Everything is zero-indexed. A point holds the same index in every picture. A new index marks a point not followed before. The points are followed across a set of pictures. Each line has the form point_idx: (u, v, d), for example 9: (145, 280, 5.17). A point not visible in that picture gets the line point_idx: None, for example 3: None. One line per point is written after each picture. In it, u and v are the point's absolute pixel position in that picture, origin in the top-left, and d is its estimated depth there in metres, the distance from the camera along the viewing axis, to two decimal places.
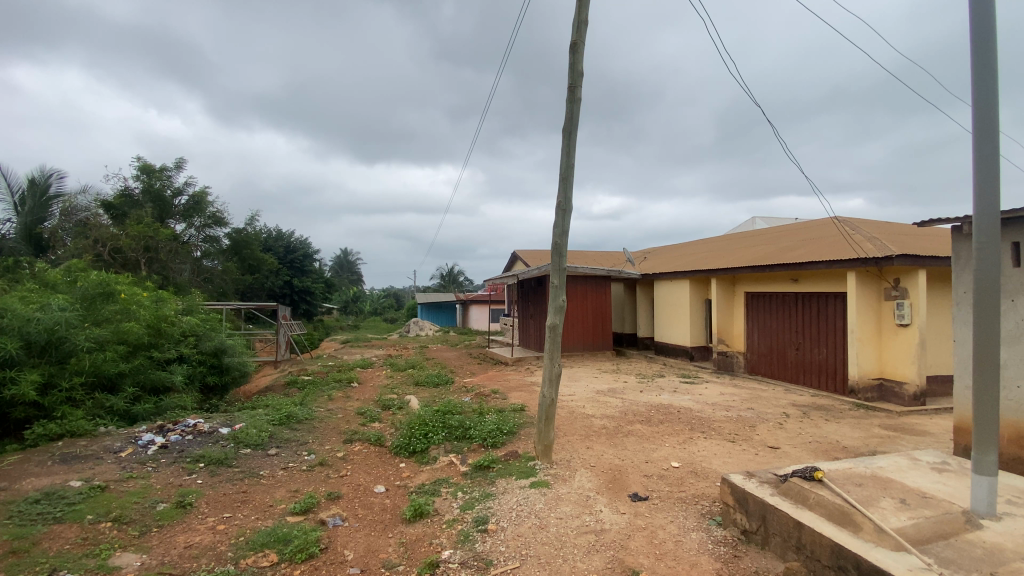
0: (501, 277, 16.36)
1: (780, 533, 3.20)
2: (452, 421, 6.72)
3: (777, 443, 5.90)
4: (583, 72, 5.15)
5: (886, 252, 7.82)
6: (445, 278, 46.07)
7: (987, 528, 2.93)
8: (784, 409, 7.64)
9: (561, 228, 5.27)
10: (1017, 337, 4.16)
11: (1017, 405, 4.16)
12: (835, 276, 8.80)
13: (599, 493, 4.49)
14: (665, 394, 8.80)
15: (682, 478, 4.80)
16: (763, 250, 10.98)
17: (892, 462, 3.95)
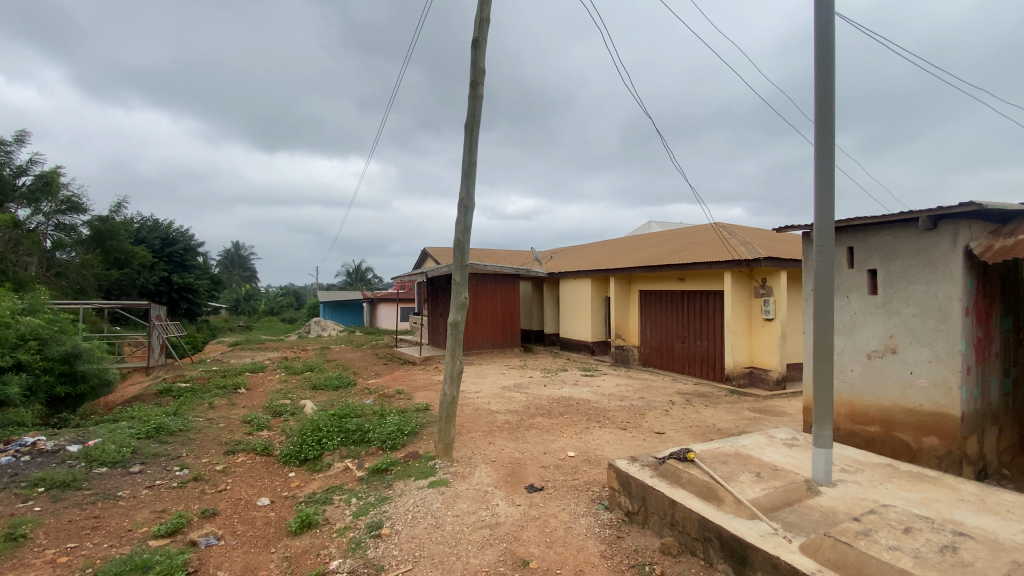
0: (410, 274, 15.95)
1: (658, 512, 3.45)
2: (349, 425, 6.43)
3: (663, 428, 6.40)
4: (485, 69, 5.17)
5: (756, 255, 8.80)
6: (351, 276, 43.91)
7: (823, 492, 3.39)
8: (671, 397, 8.30)
9: (463, 224, 5.25)
10: (850, 328, 4.90)
11: (850, 386, 4.88)
12: (715, 276, 9.74)
13: (497, 488, 4.55)
14: (567, 387, 9.14)
15: (576, 467, 5.02)
16: (655, 252, 11.83)
17: (754, 441, 4.45)
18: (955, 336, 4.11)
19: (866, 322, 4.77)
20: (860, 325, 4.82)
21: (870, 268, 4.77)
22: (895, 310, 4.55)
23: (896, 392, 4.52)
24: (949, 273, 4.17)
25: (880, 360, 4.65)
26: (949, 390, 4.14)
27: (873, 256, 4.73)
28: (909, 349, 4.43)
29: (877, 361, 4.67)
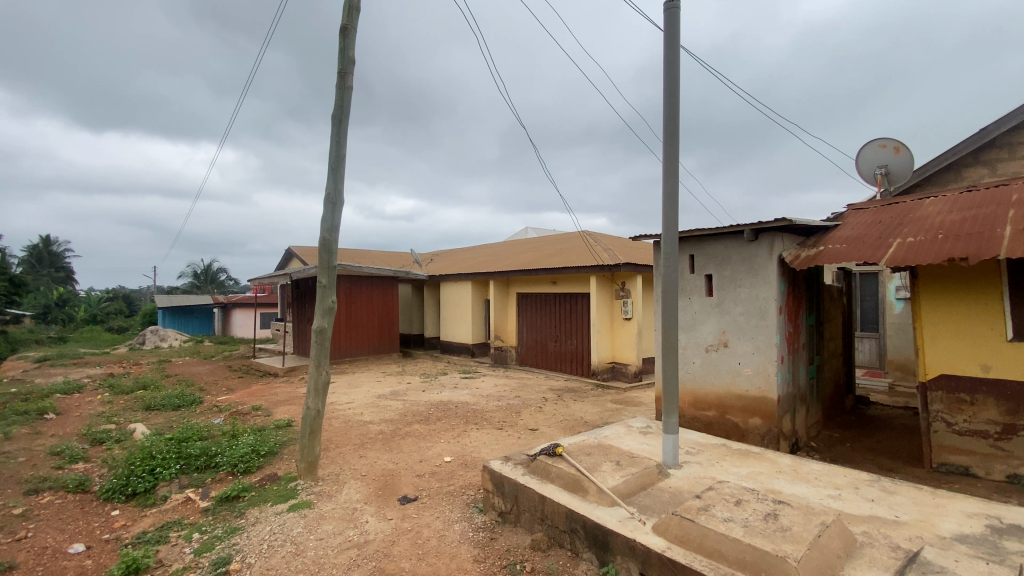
0: (273, 277, 14.54)
1: (529, 509, 3.50)
2: (191, 450, 5.61)
3: (536, 425, 6.63)
4: (355, 58, 4.89)
5: (616, 261, 9.68)
6: (201, 278, 38.69)
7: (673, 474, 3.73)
8: (544, 395, 8.66)
9: (330, 222, 4.89)
10: (691, 326, 5.56)
11: (692, 377, 5.53)
12: (582, 279, 10.42)
13: (367, 503, 4.31)
14: (446, 391, 9.04)
15: (452, 472, 4.97)
16: (530, 256, 12.31)
17: (615, 431, 4.76)
18: (772, 331, 4.88)
19: (704, 321, 5.44)
20: (699, 323, 5.49)
21: (706, 273, 5.46)
22: (727, 310, 5.25)
23: (728, 380, 5.22)
24: (767, 278, 4.94)
25: (715, 354, 5.33)
26: (768, 376, 4.89)
27: (709, 263, 5.43)
28: (738, 343, 5.15)
29: (713, 354, 5.35)
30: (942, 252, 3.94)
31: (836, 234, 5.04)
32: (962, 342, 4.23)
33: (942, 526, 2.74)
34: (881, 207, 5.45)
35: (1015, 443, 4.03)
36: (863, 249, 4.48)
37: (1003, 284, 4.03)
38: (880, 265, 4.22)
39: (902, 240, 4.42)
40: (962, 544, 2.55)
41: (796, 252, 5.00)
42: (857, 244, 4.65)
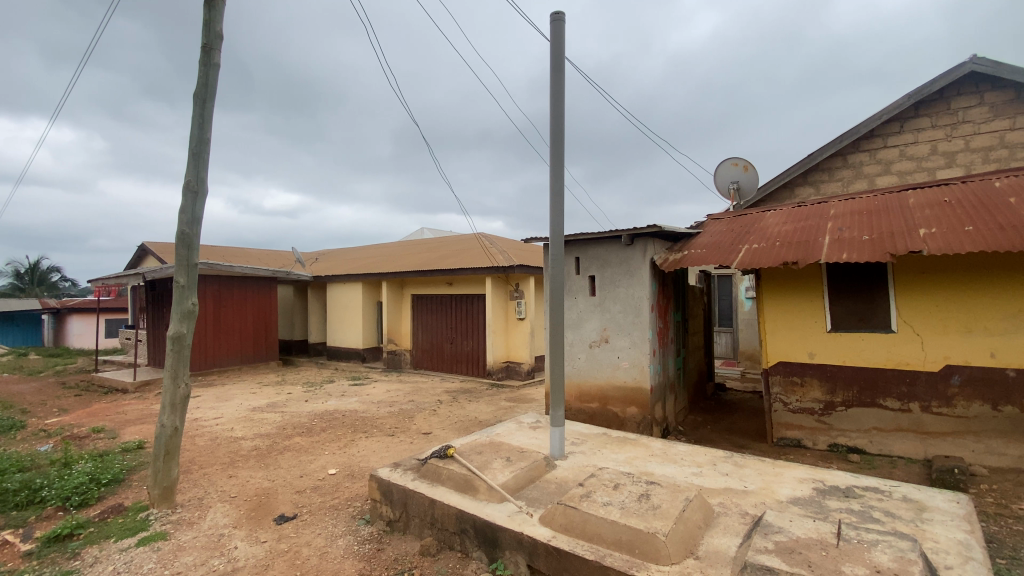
0: (121, 277, 12.55)
1: (418, 514, 3.40)
2: (5, 486, 4.60)
3: (429, 429, 6.50)
4: (222, 33, 4.40)
5: (510, 262, 9.90)
6: (21, 279, 32.12)
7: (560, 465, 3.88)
8: (438, 397, 8.55)
9: (190, 214, 4.33)
10: (576, 324, 5.86)
11: (578, 372, 5.83)
12: (477, 280, 10.49)
13: (237, 527, 3.89)
14: (332, 400, 8.51)
15: (337, 485, 4.68)
16: (424, 257, 12.09)
17: (506, 428, 4.80)
18: (646, 326, 5.33)
19: (588, 319, 5.77)
20: (584, 320, 5.81)
21: (590, 274, 5.80)
22: (607, 308, 5.62)
23: (609, 374, 5.58)
24: (641, 278, 5.38)
25: (598, 349, 5.68)
26: (642, 368, 5.32)
27: (592, 264, 5.77)
28: (617, 338, 5.53)
29: (596, 350, 5.69)
30: (779, 257, 4.61)
31: (698, 240, 5.66)
32: (795, 332, 4.98)
33: (779, 491, 3.19)
34: (733, 218, 6.23)
35: (833, 416, 4.83)
36: (719, 253, 5.08)
37: (823, 283, 4.83)
38: (732, 268, 4.81)
39: (749, 246, 5.09)
40: (795, 505, 2.99)
41: (665, 256, 5.52)
42: (714, 249, 5.26)
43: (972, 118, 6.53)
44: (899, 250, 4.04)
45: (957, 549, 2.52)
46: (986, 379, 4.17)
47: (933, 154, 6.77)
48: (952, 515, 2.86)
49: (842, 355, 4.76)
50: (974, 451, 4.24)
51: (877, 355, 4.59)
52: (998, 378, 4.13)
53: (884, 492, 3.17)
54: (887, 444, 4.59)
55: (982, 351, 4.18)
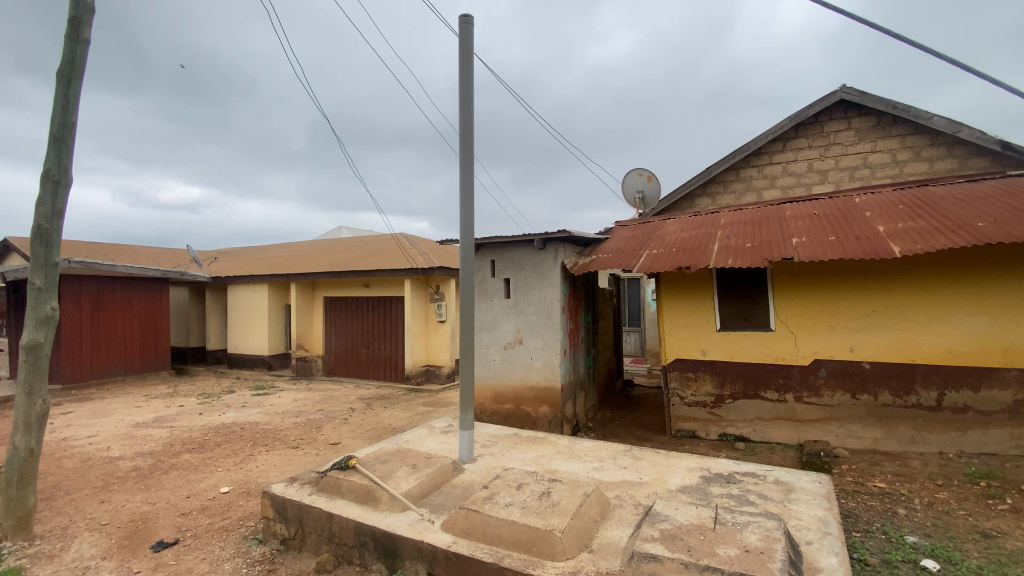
0: None
1: (315, 530, 3.22)
2: None
3: (339, 438, 6.22)
4: (94, 4, 3.89)
5: (430, 264, 9.75)
6: None
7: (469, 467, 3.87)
8: (351, 405, 8.20)
9: (49, 207, 3.79)
10: (492, 326, 5.89)
11: (493, 374, 5.87)
12: (395, 283, 10.21)
13: (106, 558, 3.46)
14: (231, 412, 7.86)
15: (229, 504, 4.32)
16: (339, 258, 11.56)
17: (416, 434, 4.70)
18: (557, 327, 5.48)
19: (503, 321, 5.83)
20: (498, 322, 5.86)
21: (504, 277, 5.86)
22: (521, 310, 5.71)
23: (522, 374, 5.67)
24: (553, 281, 5.53)
25: (512, 351, 5.74)
26: (554, 368, 5.47)
27: (507, 267, 5.83)
28: (530, 339, 5.63)
29: (510, 351, 5.76)
30: (675, 262, 4.95)
31: (606, 245, 5.92)
32: (690, 332, 5.37)
33: (670, 480, 3.41)
34: (639, 224, 6.60)
35: (722, 408, 5.26)
36: (623, 258, 5.35)
37: (713, 286, 5.25)
38: (634, 271, 5.09)
39: (650, 251, 5.41)
40: (682, 493, 3.21)
41: (575, 260, 5.71)
42: (620, 254, 5.53)
43: (841, 141, 7.42)
44: (774, 257, 4.49)
45: (815, 524, 2.82)
46: (845, 371, 4.72)
47: (809, 172, 7.62)
48: (814, 494, 3.20)
49: (730, 352, 5.20)
50: (837, 435, 4.78)
51: (758, 351, 5.07)
52: (854, 370, 4.69)
53: (760, 477, 3.49)
54: (767, 432, 5.07)
55: (843, 346, 4.74)
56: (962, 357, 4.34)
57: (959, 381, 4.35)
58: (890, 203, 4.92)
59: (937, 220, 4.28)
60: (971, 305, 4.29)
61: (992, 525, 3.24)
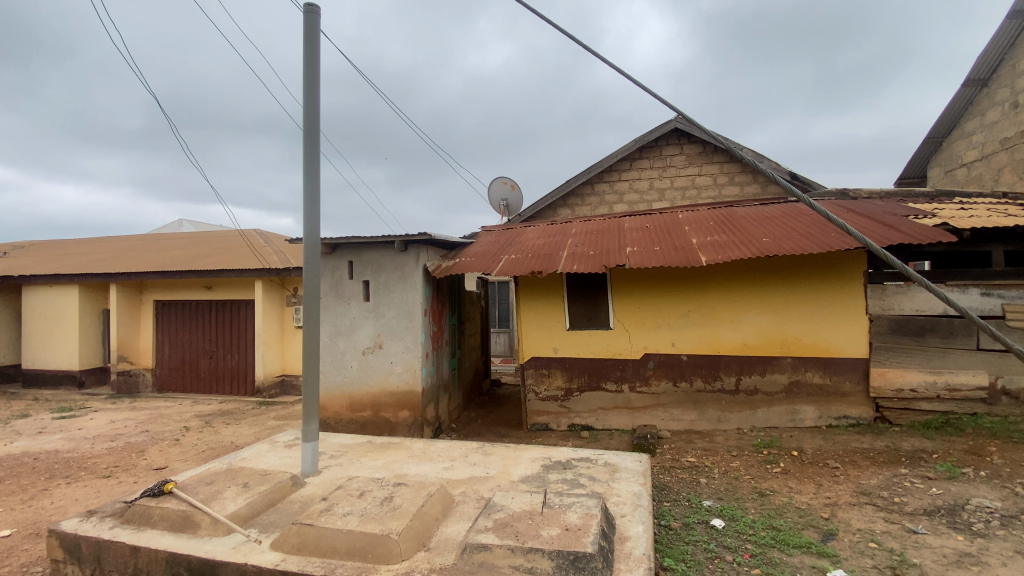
0: None
1: (117, 568, 2.81)
2: None
3: (166, 462, 5.49)
4: None
5: (286, 265, 9.06)
6: None
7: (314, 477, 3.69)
8: (185, 423, 7.27)
9: None
10: (350, 330, 5.69)
11: (351, 380, 5.66)
12: (246, 285, 9.28)
13: None
14: (21, 440, 6.48)
15: (4, 551, 3.57)
16: (176, 256, 10.18)
17: (255, 450, 4.34)
18: (417, 331, 5.47)
19: (361, 325, 5.65)
20: (357, 327, 5.67)
21: (363, 280, 5.69)
22: (381, 314, 5.59)
23: (381, 380, 5.55)
24: (414, 284, 5.50)
25: (371, 356, 5.60)
26: (414, 372, 5.45)
27: (366, 269, 5.67)
28: (390, 344, 5.54)
29: (369, 356, 5.61)
30: (528, 266, 5.26)
31: (468, 249, 6.07)
32: (543, 331, 5.76)
33: (513, 472, 3.63)
34: (502, 230, 6.88)
35: (571, 401, 5.71)
36: (483, 262, 5.53)
37: (563, 289, 5.69)
38: (492, 275, 5.29)
39: (508, 256, 5.67)
40: (523, 482, 3.44)
41: (437, 262, 5.75)
42: (480, 258, 5.71)
43: (675, 164, 8.52)
44: (612, 264, 5.00)
45: (631, 498, 3.22)
46: (669, 363, 5.44)
47: (650, 189, 8.62)
48: (634, 472, 3.65)
49: (577, 349, 5.68)
50: (663, 419, 5.48)
51: (601, 348, 5.62)
52: (676, 361, 5.42)
53: (592, 461, 3.87)
54: (608, 420, 5.63)
55: (667, 342, 5.45)
56: (752, 348, 5.26)
57: (751, 368, 5.26)
58: (704, 220, 5.79)
59: (736, 235, 5.13)
60: (758, 305, 5.22)
61: (767, 485, 3.98)
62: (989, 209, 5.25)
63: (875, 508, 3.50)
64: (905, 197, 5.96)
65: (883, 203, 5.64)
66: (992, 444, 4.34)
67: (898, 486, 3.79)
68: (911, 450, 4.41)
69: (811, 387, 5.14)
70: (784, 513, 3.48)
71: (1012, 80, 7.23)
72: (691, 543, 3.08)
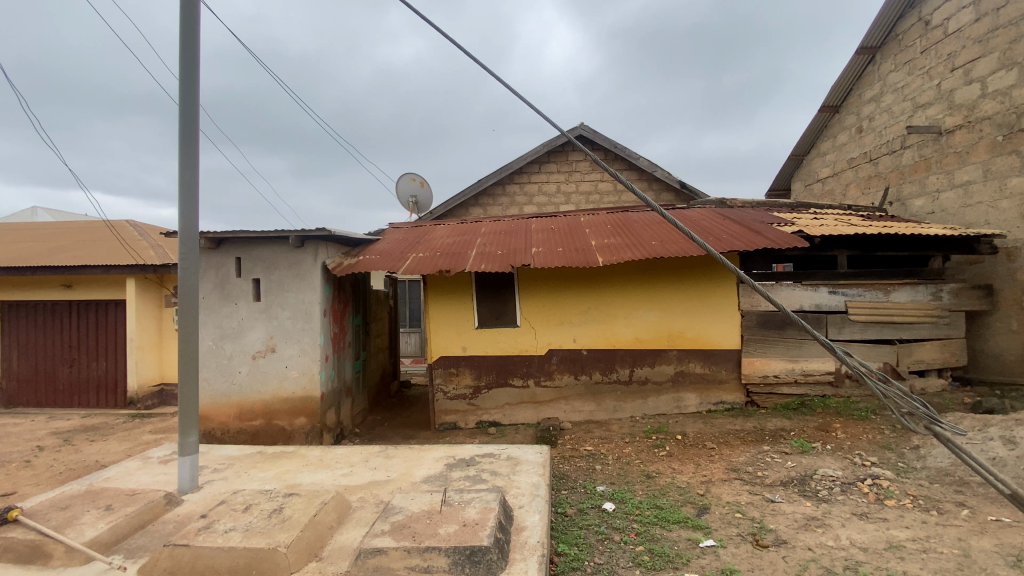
0: None
1: None
2: None
3: (8, 489, 4.72)
4: None
5: (165, 261, 8.17)
6: None
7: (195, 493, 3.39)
8: (36, 443, 6.30)
9: None
10: (238, 333, 5.29)
11: (240, 387, 5.27)
12: (116, 283, 8.23)
13: None
14: None
15: None
16: (24, 249, 8.76)
17: (123, 468, 3.88)
18: (315, 333, 5.21)
19: (251, 327, 5.28)
20: (247, 329, 5.29)
21: (254, 278, 5.31)
22: (274, 315, 5.26)
23: (274, 385, 5.23)
24: (311, 283, 5.24)
25: (263, 360, 5.25)
26: (311, 376, 5.19)
27: (257, 266, 5.30)
28: (285, 347, 5.23)
29: (260, 361, 5.25)
30: (434, 265, 5.23)
31: (373, 247, 5.90)
32: (451, 330, 5.76)
33: (415, 473, 3.60)
34: (409, 228, 6.77)
35: (478, 398, 5.78)
36: (388, 260, 5.40)
37: (471, 288, 5.74)
38: (397, 274, 5.20)
39: (414, 255, 5.60)
40: (424, 483, 3.43)
41: (338, 260, 5.52)
42: (384, 256, 5.57)
43: (581, 169, 8.92)
44: (516, 264, 5.14)
45: (530, 489, 3.35)
46: (571, 358, 5.71)
47: (557, 192, 8.95)
48: (534, 464, 3.79)
49: (484, 347, 5.76)
50: (565, 411, 5.74)
51: (507, 345, 5.75)
52: (577, 356, 5.71)
53: (495, 456, 3.96)
54: (514, 415, 5.78)
55: (569, 338, 5.71)
56: (644, 342, 5.68)
57: (643, 360, 5.68)
58: (603, 223, 6.14)
59: (630, 238, 5.50)
60: (649, 302, 5.65)
61: (654, 468, 4.33)
62: (835, 220, 6.12)
63: (742, 482, 3.95)
64: (772, 208, 6.76)
65: (754, 212, 6.35)
66: (837, 421, 5.09)
67: (761, 461, 4.31)
68: (773, 429, 5.03)
69: (693, 376, 5.67)
70: (667, 492, 3.82)
71: (856, 109, 8.48)
72: (584, 527, 3.27)
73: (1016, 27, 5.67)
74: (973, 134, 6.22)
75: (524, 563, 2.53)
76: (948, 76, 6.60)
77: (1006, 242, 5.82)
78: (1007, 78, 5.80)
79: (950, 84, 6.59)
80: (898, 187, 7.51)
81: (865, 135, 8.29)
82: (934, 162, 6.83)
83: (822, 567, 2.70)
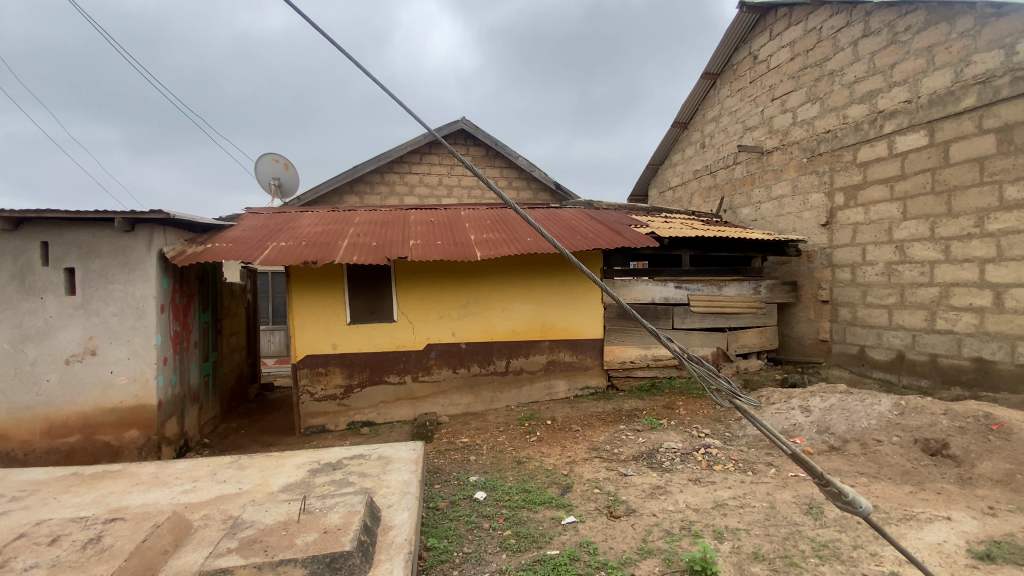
0: None
1: None
2: None
3: None
4: None
5: None
6: None
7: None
8: None
9: None
10: (45, 333, 4.38)
11: (47, 398, 4.37)
12: None
13: None
14: None
15: None
16: None
17: None
18: (150, 332, 4.52)
19: (63, 326, 4.40)
20: (56, 328, 4.40)
21: (66, 267, 4.42)
22: (94, 311, 4.45)
23: (96, 395, 4.44)
24: (145, 274, 4.52)
25: (79, 365, 4.42)
26: (145, 382, 4.50)
27: (71, 253, 4.43)
28: (109, 349, 4.46)
29: (75, 366, 4.41)
30: (300, 256, 4.84)
31: (225, 235, 5.27)
32: (319, 327, 5.40)
33: (273, 483, 3.32)
34: (271, 215, 6.18)
35: (350, 398, 5.51)
36: (244, 249, 4.86)
37: (342, 282, 5.43)
38: (255, 265, 4.71)
39: (276, 244, 5.12)
40: (283, 492, 3.17)
41: (181, 248, 4.83)
42: (239, 245, 5.01)
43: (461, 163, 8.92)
44: (392, 256, 4.98)
45: (400, 487, 3.27)
46: (449, 352, 5.71)
47: (437, 185, 8.85)
48: (406, 461, 3.73)
49: (357, 345, 5.49)
50: (443, 405, 5.72)
51: (383, 341, 5.56)
52: (455, 350, 5.72)
53: (365, 457, 3.80)
54: (389, 413, 5.61)
55: (446, 332, 5.70)
56: (520, 334, 5.89)
57: (518, 351, 5.89)
58: (480, 218, 6.22)
59: (506, 233, 5.66)
60: (524, 295, 5.87)
61: (525, 454, 4.52)
62: (682, 223, 6.93)
63: (601, 459, 4.32)
64: (631, 211, 7.43)
65: (616, 214, 6.94)
66: (680, 399, 5.80)
67: (618, 439, 4.75)
68: (629, 410, 5.57)
69: (564, 365, 6.03)
70: (535, 476, 4.01)
71: (701, 127, 9.68)
72: (454, 519, 3.30)
73: (818, 68, 6.91)
74: (787, 155, 7.46)
75: (390, 563, 2.45)
76: (770, 105, 7.83)
77: (806, 246, 7.09)
78: (811, 110, 7.05)
79: (771, 111, 7.82)
80: (732, 197, 8.74)
81: (707, 150, 9.50)
82: (757, 177, 8.07)
83: (663, 530, 3.05)
